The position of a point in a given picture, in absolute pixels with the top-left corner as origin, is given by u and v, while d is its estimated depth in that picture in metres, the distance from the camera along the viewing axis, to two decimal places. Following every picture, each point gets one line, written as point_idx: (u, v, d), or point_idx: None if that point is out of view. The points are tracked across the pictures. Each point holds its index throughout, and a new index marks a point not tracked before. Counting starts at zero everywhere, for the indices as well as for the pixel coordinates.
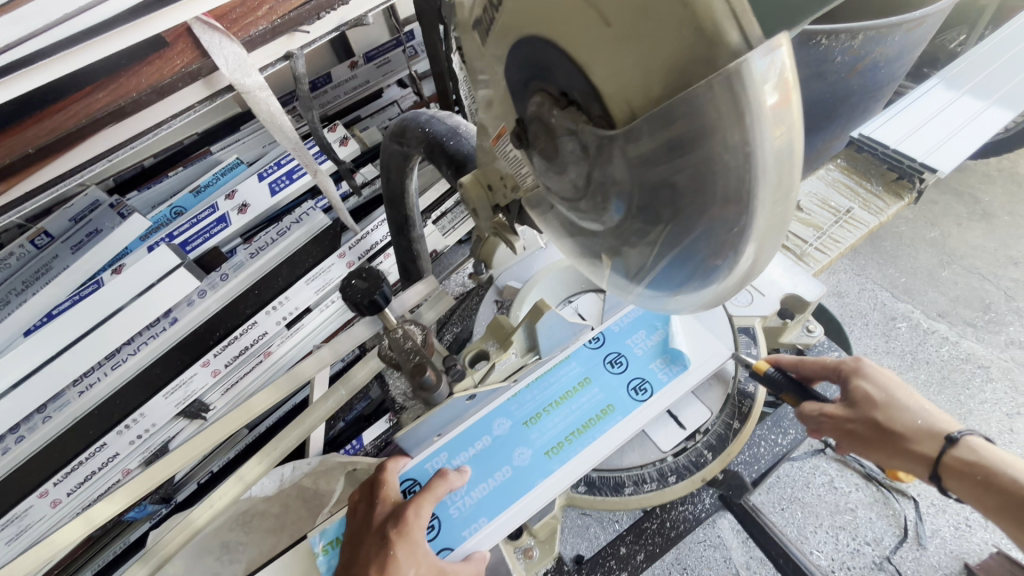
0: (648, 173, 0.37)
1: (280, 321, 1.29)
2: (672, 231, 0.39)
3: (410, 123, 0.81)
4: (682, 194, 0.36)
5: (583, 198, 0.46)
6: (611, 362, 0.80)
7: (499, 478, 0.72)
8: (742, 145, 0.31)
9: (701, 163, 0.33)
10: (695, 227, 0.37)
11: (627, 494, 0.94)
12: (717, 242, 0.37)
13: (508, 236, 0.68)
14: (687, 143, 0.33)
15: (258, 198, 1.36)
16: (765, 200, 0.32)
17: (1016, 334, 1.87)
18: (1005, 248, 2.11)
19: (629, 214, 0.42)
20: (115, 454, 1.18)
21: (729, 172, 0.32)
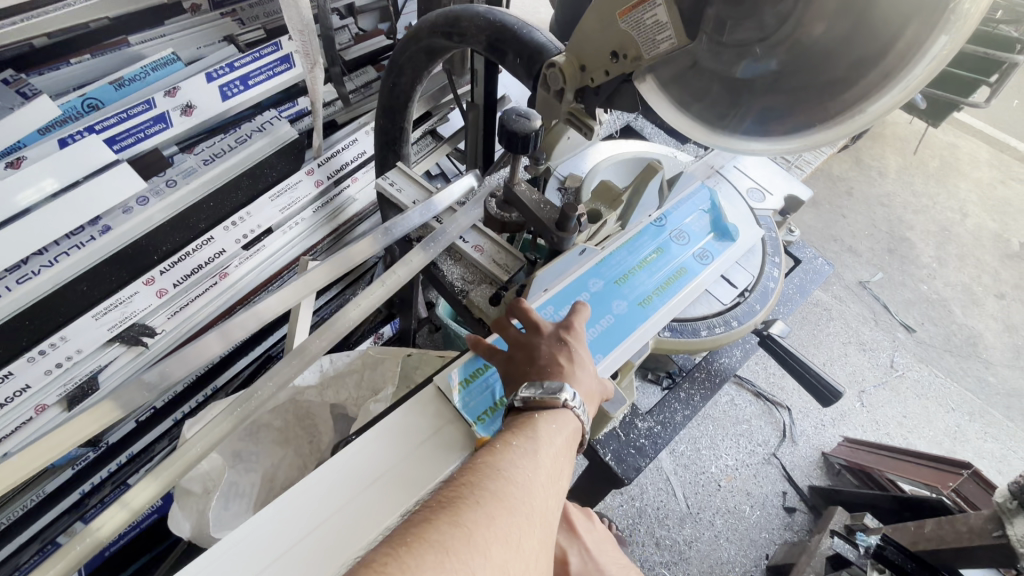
0: (846, 16, 0.48)
1: (239, 239, 1.18)
2: (817, 83, 0.52)
3: (466, 13, 0.81)
4: (869, 37, 0.48)
5: (758, 43, 0.53)
6: (677, 232, 0.74)
7: (603, 325, 0.65)
8: (934, 24, 0.44)
9: (894, 27, 0.46)
10: (850, 80, 0.50)
11: (705, 336, 0.72)
12: (847, 102, 0.51)
13: (587, 121, 0.73)
14: (892, 9, 0.46)
15: (205, 101, 1.15)
16: (914, 75, 0.46)
17: (838, 292, 2.26)
18: (829, 228, 2.55)
19: (784, 64, 0.53)
20: (23, 388, 0.95)
21: (909, 40, 0.46)
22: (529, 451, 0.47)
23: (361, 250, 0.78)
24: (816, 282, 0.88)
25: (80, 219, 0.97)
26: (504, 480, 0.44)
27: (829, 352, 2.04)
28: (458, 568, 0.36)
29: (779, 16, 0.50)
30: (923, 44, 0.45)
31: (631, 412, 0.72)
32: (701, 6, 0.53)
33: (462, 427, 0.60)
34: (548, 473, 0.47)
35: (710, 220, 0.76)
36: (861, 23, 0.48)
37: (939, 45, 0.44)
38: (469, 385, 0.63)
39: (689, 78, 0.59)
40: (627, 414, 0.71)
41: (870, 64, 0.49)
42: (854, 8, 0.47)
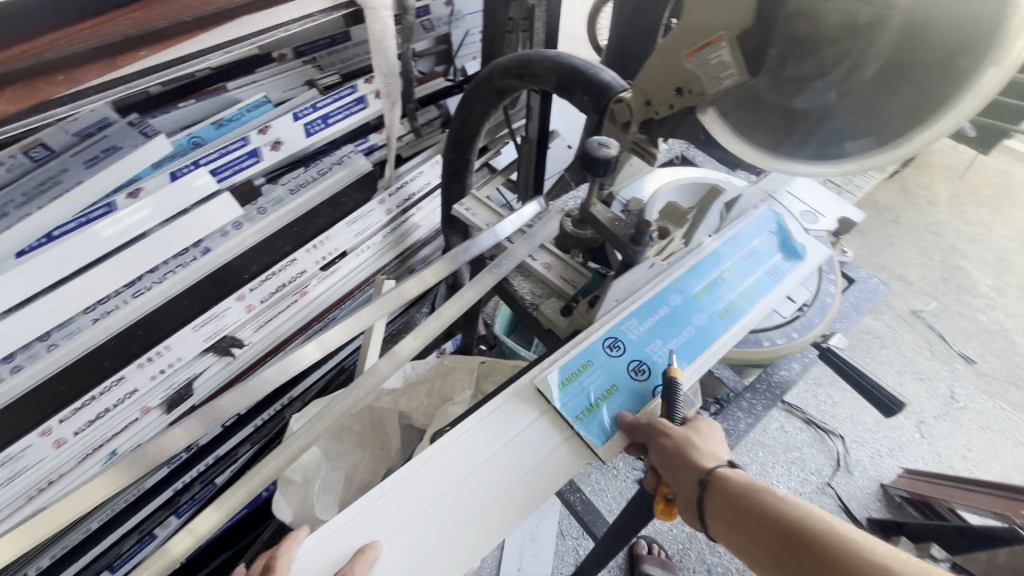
0: (897, 57, 0.53)
1: (316, 261, 1.30)
2: (872, 113, 0.57)
3: (537, 57, 0.91)
4: (920, 73, 0.53)
5: (818, 78, 0.59)
6: (750, 251, 0.80)
7: (685, 336, 0.71)
8: (980, 61, 0.48)
9: (946, 61, 0.50)
10: (901, 110, 0.55)
11: (767, 346, 0.76)
12: (900, 130, 0.56)
13: (648, 150, 0.80)
14: (944, 46, 0.50)
15: (292, 137, 1.28)
16: (965, 104, 0.49)
17: (890, 319, 2.22)
18: (876, 256, 2.52)
19: (840, 95, 0.58)
20: (134, 389, 1.09)
21: (958, 73, 0.50)
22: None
23: (441, 266, 0.86)
24: (872, 300, 0.91)
25: (187, 242, 1.10)
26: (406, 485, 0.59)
27: (883, 381, 1.99)
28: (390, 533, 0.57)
29: (840, 54, 0.56)
30: (973, 74, 0.48)
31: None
32: (762, 49, 0.61)
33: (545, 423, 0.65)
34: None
35: (783, 239, 0.81)
36: (912, 60, 0.52)
37: (987, 76, 0.47)
38: (567, 386, 0.68)
39: (751, 111, 0.65)
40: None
41: (921, 97, 0.53)
42: (908, 47, 0.52)
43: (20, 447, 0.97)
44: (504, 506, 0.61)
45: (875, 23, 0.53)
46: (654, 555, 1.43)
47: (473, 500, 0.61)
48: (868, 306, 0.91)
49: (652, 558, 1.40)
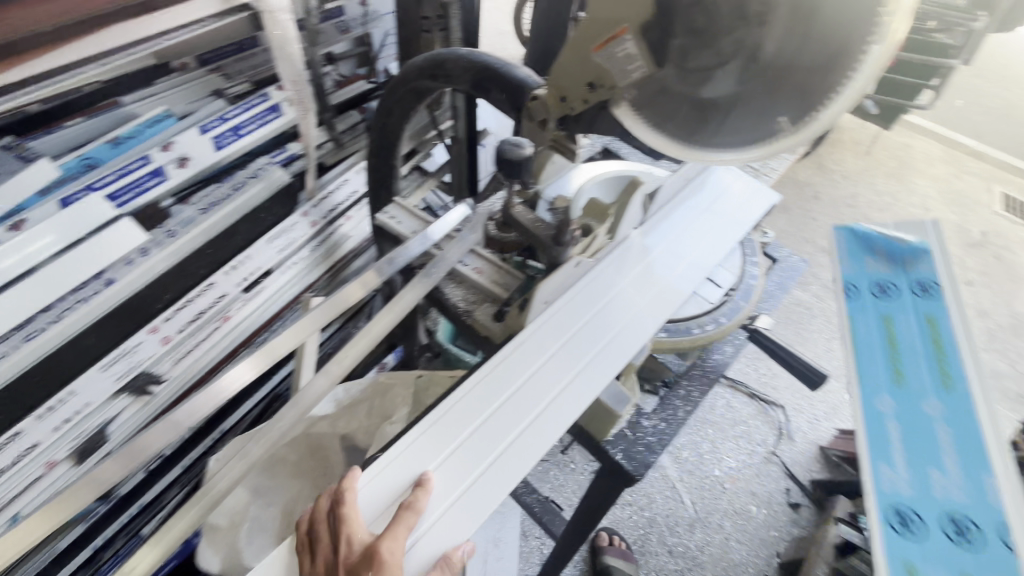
0: (788, 41, 0.54)
1: (239, 282, 1.19)
2: (774, 97, 0.58)
3: (448, 56, 0.88)
4: (811, 55, 0.54)
5: (718, 67, 0.59)
6: (886, 369, 0.97)
7: (945, 440, 0.92)
8: (862, 42, 0.50)
9: (833, 42, 0.52)
10: (801, 93, 0.56)
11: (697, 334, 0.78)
12: (802, 111, 0.57)
13: (569, 146, 0.80)
14: (830, 28, 0.51)
15: (200, 152, 1.20)
16: (857, 80, 0.52)
17: (818, 290, 2.36)
18: (801, 231, 2.67)
19: (743, 82, 0.59)
20: (33, 445, 0.94)
21: (847, 51, 0.51)
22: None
23: (367, 280, 0.82)
24: (793, 278, 0.95)
25: (83, 275, 1.00)
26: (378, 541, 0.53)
27: (815, 349, 2.11)
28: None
29: (738, 45, 0.57)
30: (858, 54, 0.50)
31: (637, 412, 0.75)
32: (666, 39, 0.60)
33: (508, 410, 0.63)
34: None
35: (876, 313, 1.03)
36: (802, 46, 0.54)
37: (873, 54, 0.50)
38: None
39: (663, 104, 0.66)
40: (633, 415, 0.75)
41: (815, 80, 0.55)
42: (799, 32, 0.53)
43: None
44: (532, 436, 0.62)
45: (763, 12, 0.53)
46: (615, 546, 1.45)
47: (499, 434, 0.61)
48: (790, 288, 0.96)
49: (613, 550, 1.42)
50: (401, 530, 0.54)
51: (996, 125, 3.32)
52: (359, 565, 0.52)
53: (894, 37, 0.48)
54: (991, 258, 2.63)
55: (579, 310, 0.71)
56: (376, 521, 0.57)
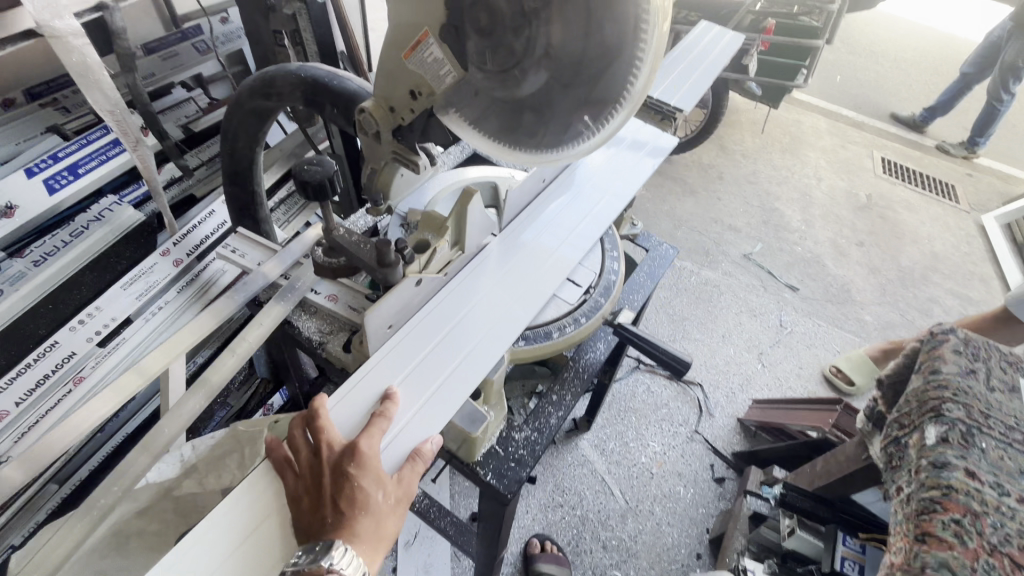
0: (576, 34, 0.54)
1: (91, 337, 1.04)
2: (580, 92, 0.59)
3: (277, 73, 0.82)
4: (601, 44, 0.54)
5: (516, 69, 0.58)
6: None
7: None
8: (641, 28, 0.52)
9: (612, 29, 0.53)
10: (603, 86, 0.57)
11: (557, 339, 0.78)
12: (609, 102, 0.58)
13: (411, 157, 0.74)
14: (605, 18, 0.52)
15: (30, 199, 1.09)
16: (648, 65, 0.54)
17: (727, 267, 2.47)
18: (708, 211, 2.77)
19: (548, 81, 0.59)
20: None
21: (632, 38, 0.53)
22: (367, 491, 0.58)
23: (205, 323, 0.75)
24: (663, 266, 0.97)
25: None
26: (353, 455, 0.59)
27: (727, 324, 2.19)
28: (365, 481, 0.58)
29: (526, 45, 0.55)
30: (641, 39, 0.52)
31: (508, 425, 0.73)
32: (463, 42, 0.57)
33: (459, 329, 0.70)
34: (385, 516, 0.59)
35: None
36: (590, 39, 0.54)
37: (652, 35, 0.52)
38: None
39: (485, 111, 0.64)
40: (504, 429, 0.72)
41: (611, 71, 0.56)
42: (580, 23, 0.53)
43: None
44: (443, 396, 0.66)
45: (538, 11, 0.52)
46: (547, 552, 1.45)
47: (417, 392, 0.65)
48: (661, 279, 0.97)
49: (545, 556, 1.42)
50: (376, 429, 0.60)
51: (868, 96, 3.62)
52: (342, 459, 0.59)
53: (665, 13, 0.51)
54: (876, 219, 2.85)
55: (472, 290, 0.74)
56: (352, 429, 0.63)
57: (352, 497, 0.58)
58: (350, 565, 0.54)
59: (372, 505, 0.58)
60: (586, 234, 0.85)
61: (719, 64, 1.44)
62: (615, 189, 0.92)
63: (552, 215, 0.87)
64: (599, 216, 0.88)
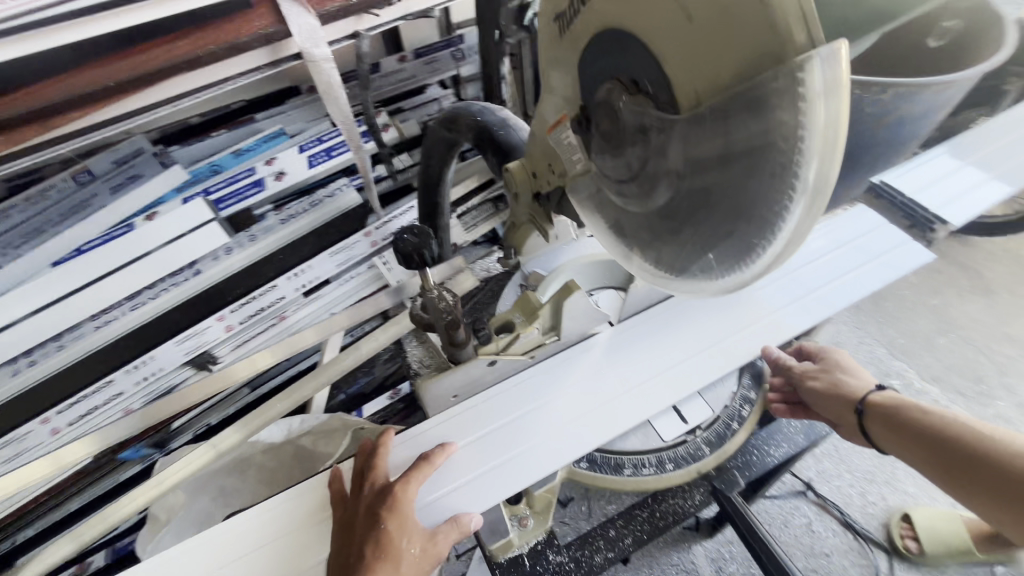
0: (699, 154, 0.38)
1: (299, 287, 1.32)
2: (704, 226, 0.41)
3: (462, 111, 0.86)
4: (731, 174, 0.36)
5: (633, 180, 0.46)
6: None
7: None
8: (786, 163, 0.32)
9: (749, 159, 0.35)
10: (731, 228, 0.39)
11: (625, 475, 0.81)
12: (738, 250, 0.39)
13: (544, 224, 0.71)
14: (742, 148, 0.35)
15: (295, 168, 1.39)
16: (796, 217, 0.34)
17: (1005, 412, 1.74)
18: (1004, 324, 1.91)
19: (670, 201, 0.44)
20: (119, 393, 1.20)
21: (773, 173, 0.34)
22: (393, 540, 0.56)
23: None
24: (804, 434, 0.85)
25: (178, 263, 1.25)
26: (389, 497, 0.58)
27: None
28: (393, 529, 0.56)
29: (651, 154, 0.42)
30: (785, 177, 0.33)
31: (547, 542, 0.73)
32: (587, 135, 0.49)
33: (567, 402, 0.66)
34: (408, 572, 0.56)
35: None
36: (718, 164, 0.37)
37: (805, 174, 0.32)
38: None
39: (617, 207, 0.53)
40: (541, 542, 0.73)
41: (744, 211, 0.37)
42: (713, 144, 0.36)
43: (23, 431, 1.14)
44: (520, 463, 0.63)
45: (665, 117, 0.39)
46: None
47: (490, 453, 0.63)
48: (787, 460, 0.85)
49: None
50: (414, 475, 0.59)
51: None
52: (378, 501, 0.58)
53: (833, 157, 0.31)
54: None
55: (563, 376, 0.69)
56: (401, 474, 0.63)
57: (377, 542, 0.56)
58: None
59: (394, 557, 0.55)
60: (824, 302, 0.78)
61: None
62: (881, 259, 0.82)
63: (693, 313, 0.76)
64: (848, 287, 0.79)
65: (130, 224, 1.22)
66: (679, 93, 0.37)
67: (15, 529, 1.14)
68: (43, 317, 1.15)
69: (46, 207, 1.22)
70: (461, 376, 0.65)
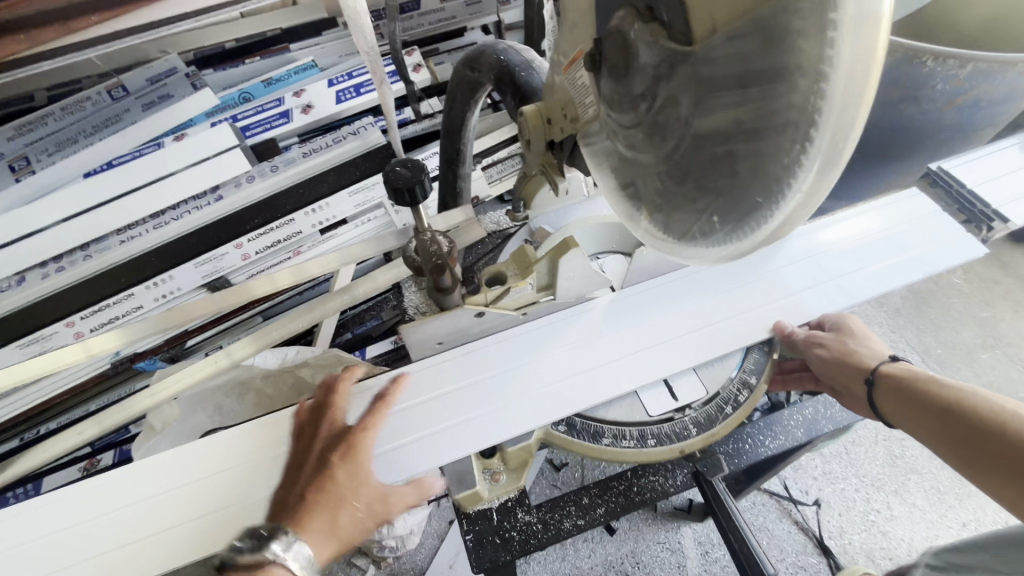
0: (712, 94, 0.34)
1: (316, 224, 1.35)
2: (709, 182, 0.37)
3: (486, 49, 0.80)
4: (744, 113, 0.32)
5: (638, 127, 0.43)
6: None
7: None
8: (805, 101, 0.28)
9: (764, 99, 0.30)
10: (738, 185, 0.34)
11: (605, 445, 0.73)
12: (742, 212, 0.35)
13: (556, 175, 0.66)
14: (757, 86, 0.31)
15: (323, 103, 1.38)
16: (810, 171, 0.29)
17: None
18: None
19: (673, 153, 0.40)
20: (139, 306, 1.27)
21: (789, 117, 0.29)
22: (345, 492, 0.58)
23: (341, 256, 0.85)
24: (810, 431, 0.80)
25: (202, 186, 1.26)
26: (353, 452, 0.60)
27: (981, 513, 1.47)
28: (346, 483, 0.59)
29: (663, 96, 0.38)
30: (801, 120, 0.29)
31: (518, 501, 0.74)
32: (598, 74, 0.45)
33: (556, 361, 0.67)
34: (350, 519, 0.58)
35: None
36: (729, 105, 0.33)
37: (822, 117, 0.28)
38: None
39: (624, 165, 0.48)
40: (512, 500, 0.74)
41: (753, 161, 0.33)
42: (730, 80, 0.32)
43: (49, 330, 1.21)
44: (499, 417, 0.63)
45: (679, 52, 0.35)
46: None
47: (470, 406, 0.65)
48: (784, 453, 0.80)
49: None
50: (378, 414, 0.62)
51: None
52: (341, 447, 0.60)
53: (860, 99, 0.26)
54: None
55: (554, 336, 0.69)
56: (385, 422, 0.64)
57: (330, 486, 0.58)
58: (295, 558, 0.53)
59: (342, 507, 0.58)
60: (822, 297, 0.75)
61: None
62: (885, 262, 0.77)
63: (698, 292, 0.73)
64: (833, 289, 0.75)
65: (159, 143, 1.24)
66: (694, 23, 0.33)
67: (38, 421, 1.22)
68: (69, 224, 1.19)
69: (80, 118, 1.24)
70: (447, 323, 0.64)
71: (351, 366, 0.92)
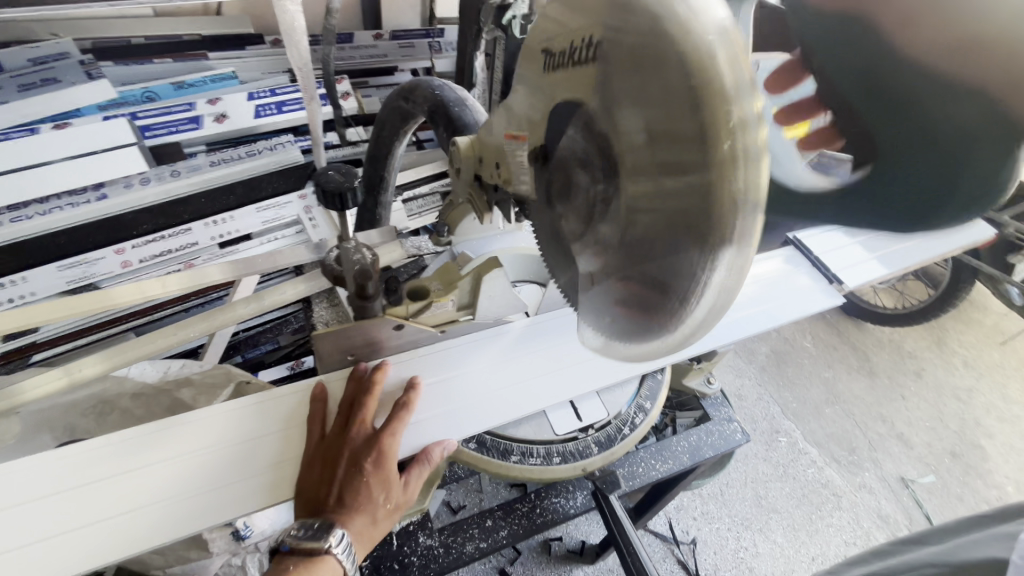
0: (621, 205, 0.36)
1: (215, 237, 1.21)
2: (618, 284, 0.39)
3: (422, 83, 0.84)
4: (647, 232, 0.35)
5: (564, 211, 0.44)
6: None
7: None
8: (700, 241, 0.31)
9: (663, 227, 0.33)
10: (642, 291, 0.37)
11: (511, 463, 0.76)
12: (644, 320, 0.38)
13: (480, 206, 0.69)
14: (659, 214, 0.33)
15: (239, 114, 1.32)
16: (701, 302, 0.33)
17: (870, 482, 1.85)
18: (881, 405, 2.07)
19: (590, 245, 0.42)
20: None
21: (684, 252, 0.32)
22: (373, 492, 0.63)
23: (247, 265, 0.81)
24: (695, 454, 0.88)
25: (82, 181, 1.14)
26: (377, 457, 0.62)
27: (824, 547, 1.66)
28: (370, 483, 0.62)
29: (587, 192, 0.40)
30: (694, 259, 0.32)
31: (420, 525, 0.81)
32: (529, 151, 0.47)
33: (470, 393, 0.68)
34: (384, 515, 0.64)
35: None
36: (633, 221, 0.35)
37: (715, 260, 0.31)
38: None
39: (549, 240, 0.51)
40: (413, 524, 0.80)
41: (655, 275, 0.35)
42: (636, 202, 0.34)
43: None
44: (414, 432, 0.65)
45: (597, 154, 0.37)
46: None
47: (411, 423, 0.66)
48: (671, 476, 0.88)
49: None
50: (398, 422, 0.63)
51: None
52: (362, 452, 0.63)
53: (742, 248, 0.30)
54: None
55: (468, 357, 0.70)
56: (382, 414, 0.66)
57: (358, 491, 0.62)
58: (342, 551, 0.61)
59: (372, 504, 0.63)
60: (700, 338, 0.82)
61: (934, 249, 1.11)
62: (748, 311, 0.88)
63: None
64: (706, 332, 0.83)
65: (32, 129, 1.13)
66: (606, 136, 0.35)
67: None
68: None
69: None
70: (360, 333, 0.66)
71: (244, 382, 0.85)
